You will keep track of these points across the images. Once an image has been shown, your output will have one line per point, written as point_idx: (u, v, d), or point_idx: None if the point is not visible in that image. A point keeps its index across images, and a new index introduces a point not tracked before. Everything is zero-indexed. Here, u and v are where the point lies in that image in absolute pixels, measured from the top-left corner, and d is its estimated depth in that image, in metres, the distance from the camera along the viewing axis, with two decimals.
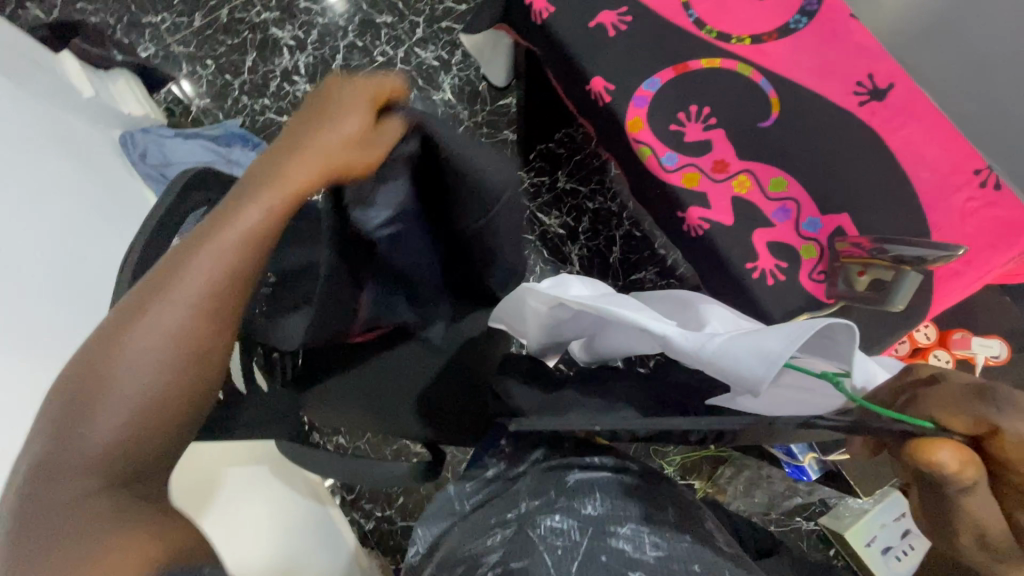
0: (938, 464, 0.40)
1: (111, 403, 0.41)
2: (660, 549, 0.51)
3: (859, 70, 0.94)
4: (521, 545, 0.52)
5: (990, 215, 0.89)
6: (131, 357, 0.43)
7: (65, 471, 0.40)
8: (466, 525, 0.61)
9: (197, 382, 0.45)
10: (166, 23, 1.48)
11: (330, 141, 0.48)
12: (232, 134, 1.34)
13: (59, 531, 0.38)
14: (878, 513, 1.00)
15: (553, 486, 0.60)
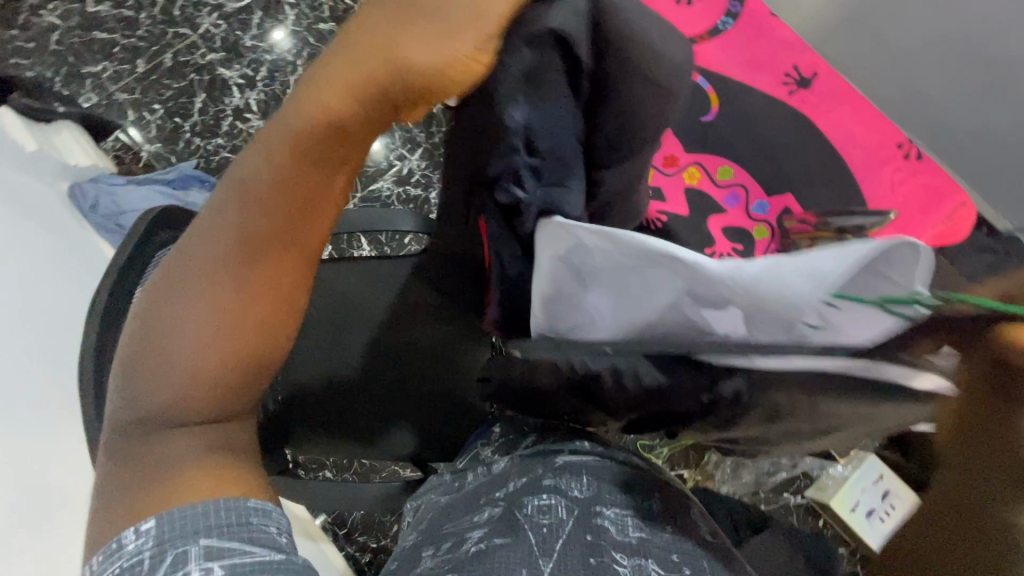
0: (1020, 346, 0.31)
1: (180, 342, 0.45)
2: (642, 531, 0.53)
3: (785, 63, 0.99)
4: (507, 522, 0.54)
5: (920, 183, 0.92)
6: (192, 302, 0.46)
7: (155, 394, 0.46)
8: (455, 497, 0.62)
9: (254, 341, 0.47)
10: (108, 72, 1.45)
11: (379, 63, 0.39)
12: (187, 176, 1.32)
13: (142, 447, 0.45)
14: (858, 479, 1.04)
15: (542, 464, 0.61)
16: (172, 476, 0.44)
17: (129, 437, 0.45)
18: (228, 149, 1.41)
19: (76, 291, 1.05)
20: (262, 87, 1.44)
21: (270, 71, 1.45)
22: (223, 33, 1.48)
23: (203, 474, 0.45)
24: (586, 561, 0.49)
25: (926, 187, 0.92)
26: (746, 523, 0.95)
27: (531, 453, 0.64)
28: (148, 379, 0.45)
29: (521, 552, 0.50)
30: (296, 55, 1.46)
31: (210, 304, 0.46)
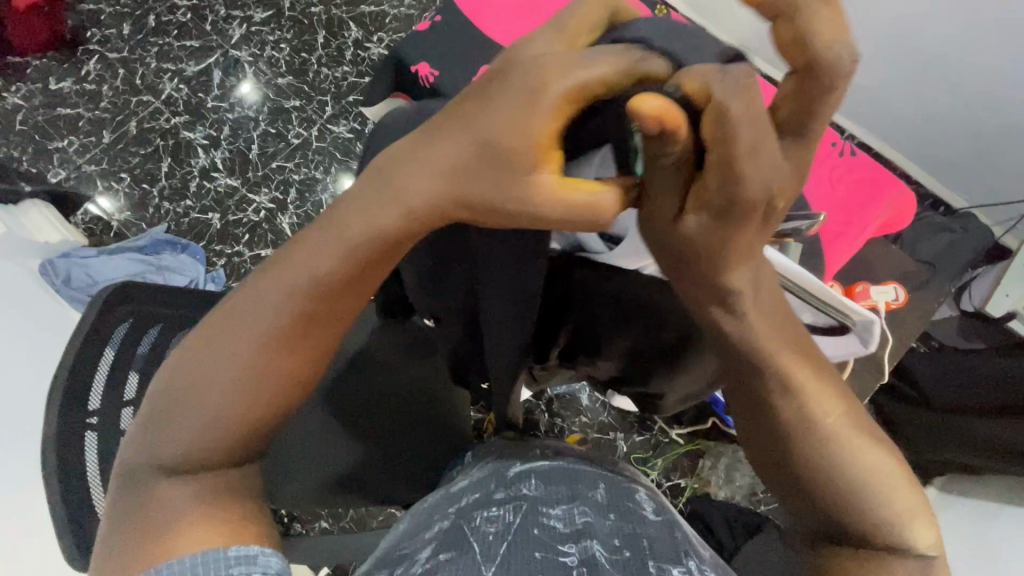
0: (640, 112, 0.33)
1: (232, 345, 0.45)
2: (588, 521, 0.53)
3: None
4: (454, 536, 0.53)
5: (858, 180, 0.72)
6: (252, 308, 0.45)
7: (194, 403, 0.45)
8: (410, 523, 0.60)
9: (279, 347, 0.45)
10: (74, 146, 1.48)
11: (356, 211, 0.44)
12: (158, 241, 1.34)
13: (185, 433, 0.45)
14: None
15: (496, 480, 0.62)
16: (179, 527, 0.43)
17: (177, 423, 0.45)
18: (197, 209, 1.42)
19: (53, 366, 1.04)
20: (226, 145, 1.46)
21: (233, 128, 1.48)
22: (185, 96, 1.51)
23: (202, 524, 0.43)
24: (532, 556, 0.49)
25: (864, 183, 0.72)
26: (743, 529, 0.95)
27: (488, 471, 0.66)
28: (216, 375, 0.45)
29: (464, 559, 0.49)
30: (257, 110, 1.49)
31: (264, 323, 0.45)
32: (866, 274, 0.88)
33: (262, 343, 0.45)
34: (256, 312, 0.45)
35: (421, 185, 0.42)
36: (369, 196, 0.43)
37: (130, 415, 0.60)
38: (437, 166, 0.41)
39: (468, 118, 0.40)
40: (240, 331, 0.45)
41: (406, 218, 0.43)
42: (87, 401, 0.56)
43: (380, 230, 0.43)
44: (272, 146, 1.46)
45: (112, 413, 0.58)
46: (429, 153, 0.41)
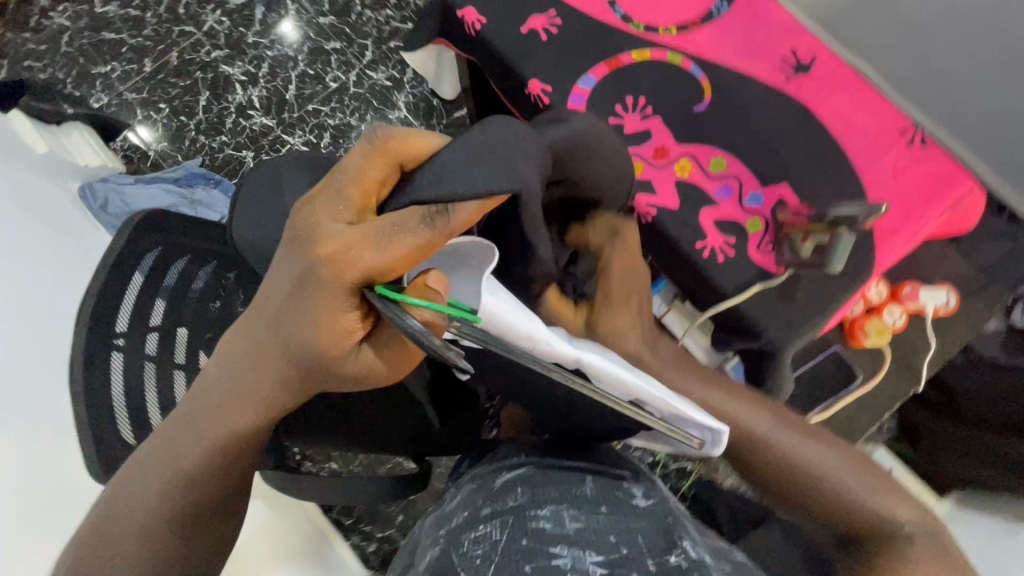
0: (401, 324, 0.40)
1: (149, 476, 0.51)
2: (578, 522, 0.53)
3: (783, 45, 0.71)
4: (441, 566, 0.52)
5: (927, 171, 0.66)
6: (159, 450, 0.51)
7: (127, 520, 0.50)
8: (415, 556, 0.62)
9: (198, 477, 0.51)
10: (116, 72, 1.48)
11: (218, 393, 0.50)
12: (193, 174, 1.35)
13: (116, 547, 0.49)
14: None
15: (483, 495, 0.61)
16: None
17: (104, 539, 0.50)
18: (232, 146, 1.42)
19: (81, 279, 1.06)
20: (264, 83, 1.45)
21: (272, 67, 1.46)
22: (226, 30, 1.49)
23: None
24: (522, 568, 0.48)
25: (934, 176, 0.66)
26: (745, 519, 0.96)
27: (472, 490, 0.65)
28: (149, 489, 0.50)
29: None
30: (297, 49, 1.46)
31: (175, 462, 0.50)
32: (913, 275, 0.84)
33: (181, 473, 0.51)
34: (145, 490, 0.50)
35: (261, 387, 0.48)
36: (232, 383, 0.49)
37: (157, 340, 0.61)
38: (268, 369, 0.47)
39: (280, 331, 0.45)
40: (155, 474, 0.50)
41: (260, 401, 0.49)
42: (113, 323, 0.57)
43: (232, 415, 0.49)
44: (309, 88, 1.44)
45: (138, 338, 0.59)
46: (264, 352, 0.47)
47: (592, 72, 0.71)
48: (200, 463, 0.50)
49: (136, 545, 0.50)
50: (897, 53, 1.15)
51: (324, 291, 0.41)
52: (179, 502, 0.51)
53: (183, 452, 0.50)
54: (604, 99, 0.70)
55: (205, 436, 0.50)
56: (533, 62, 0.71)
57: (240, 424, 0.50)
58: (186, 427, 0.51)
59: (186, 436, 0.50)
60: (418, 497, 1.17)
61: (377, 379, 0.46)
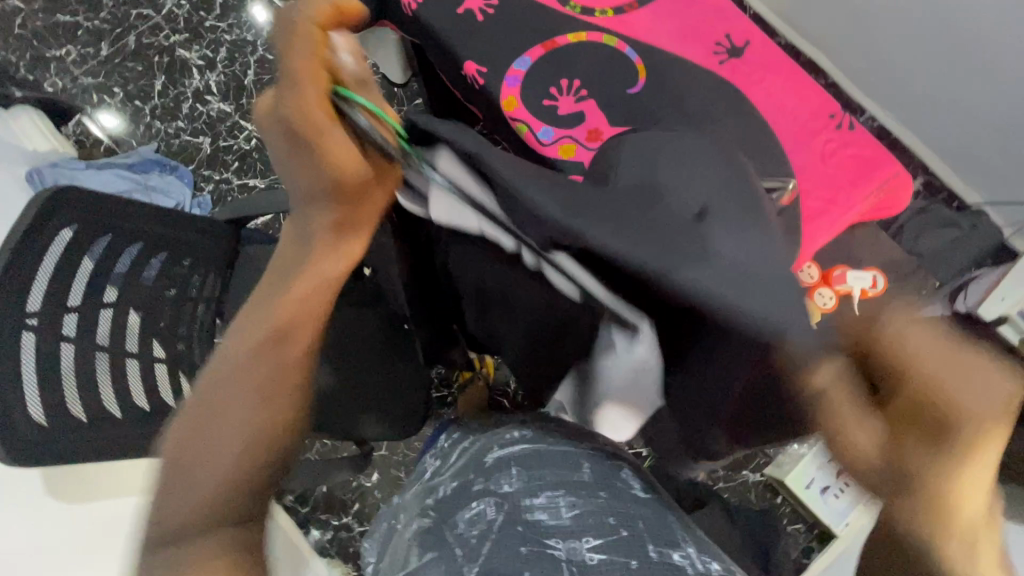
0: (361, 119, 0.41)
1: (213, 420, 0.51)
2: (575, 509, 0.54)
3: (717, 31, 0.72)
4: (436, 539, 0.54)
5: (853, 155, 0.68)
6: (216, 391, 0.52)
7: (193, 470, 0.50)
8: (403, 528, 0.64)
9: (276, 414, 0.51)
10: (72, 55, 1.44)
11: (255, 325, 0.50)
12: (147, 160, 1.32)
13: (181, 497, 0.50)
14: (815, 455, 1.08)
15: (475, 471, 0.63)
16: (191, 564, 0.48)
17: (167, 493, 0.50)
18: (189, 132, 1.40)
19: None
20: (222, 68, 1.42)
21: (231, 51, 1.43)
22: (185, 13, 1.46)
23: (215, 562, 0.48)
24: (517, 550, 0.48)
25: (859, 160, 0.68)
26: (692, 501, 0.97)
27: (458, 467, 0.67)
28: (218, 436, 0.51)
29: (444, 564, 0.49)
30: (257, 34, 1.44)
31: (230, 403, 0.51)
32: (849, 258, 0.86)
33: (247, 411, 0.51)
34: (227, 432, 0.51)
35: (286, 312, 0.49)
36: (264, 314, 0.50)
37: (75, 322, 0.60)
38: (293, 291, 0.49)
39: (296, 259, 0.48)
40: (228, 416, 0.51)
41: (286, 307, 0.49)
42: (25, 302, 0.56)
43: (253, 332, 0.51)
44: (269, 74, 1.41)
45: (52, 316, 0.58)
46: (288, 262, 0.49)
47: (527, 54, 0.70)
48: (277, 391, 0.51)
49: (193, 506, 0.49)
50: (850, 44, 1.17)
51: (289, 142, 0.41)
52: (241, 440, 0.51)
53: (239, 385, 0.51)
54: (539, 81, 0.70)
55: (244, 370, 0.51)
56: (469, 43, 0.71)
57: (287, 351, 0.50)
58: (229, 365, 0.51)
59: (228, 375, 0.51)
60: (375, 483, 1.17)
61: (375, 196, 0.45)
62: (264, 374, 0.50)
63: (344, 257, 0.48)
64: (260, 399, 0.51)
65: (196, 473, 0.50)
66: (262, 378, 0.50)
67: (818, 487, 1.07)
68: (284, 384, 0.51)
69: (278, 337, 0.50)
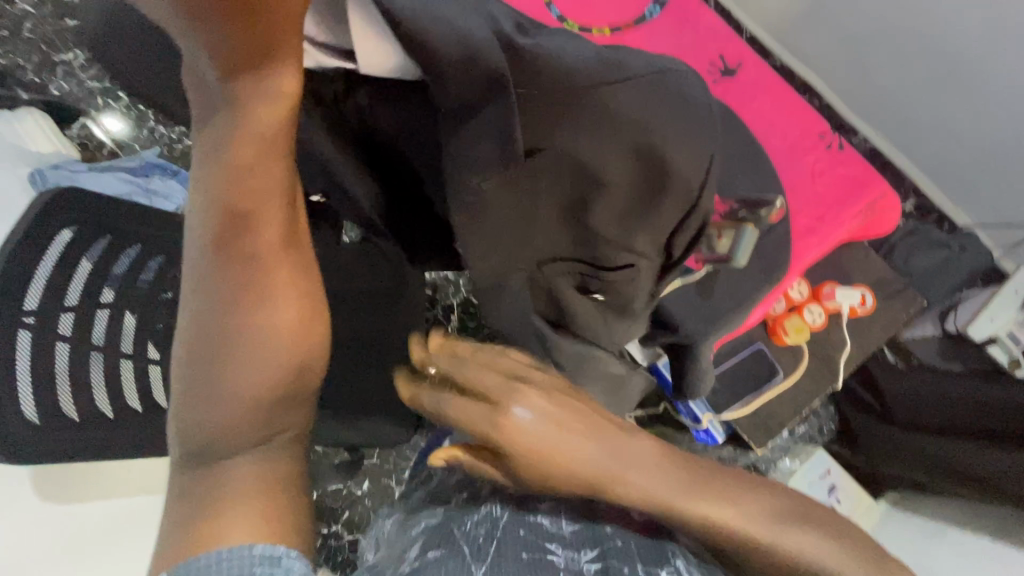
0: None
1: (210, 328, 0.41)
2: (575, 522, 0.58)
3: (710, 52, 0.74)
4: (445, 537, 0.60)
5: (842, 174, 0.70)
6: (205, 288, 0.41)
7: (205, 394, 0.40)
8: (404, 525, 0.71)
9: (285, 323, 0.42)
10: (79, 60, 1.46)
11: (239, 197, 0.41)
12: (149, 164, 1.33)
13: (205, 417, 0.40)
14: (806, 471, 1.08)
15: (481, 479, 0.69)
16: (229, 508, 0.40)
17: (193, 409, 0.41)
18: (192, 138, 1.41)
19: None
20: None
21: None
22: None
23: (254, 515, 0.40)
24: (520, 554, 0.54)
25: (848, 179, 0.69)
26: None
27: (473, 471, 0.74)
28: (228, 346, 0.40)
29: (452, 560, 0.55)
30: None
31: (225, 304, 0.41)
32: (839, 275, 0.88)
33: (241, 315, 0.41)
34: (235, 340, 0.40)
35: (275, 198, 0.41)
36: (257, 192, 0.41)
37: (72, 320, 0.61)
38: (282, 173, 0.42)
39: (266, 151, 0.41)
40: (228, 322, 0.41)
41: (237, 182, 0.40)
42: (24, 300, 0.57)
43: (203, 222, 0.41)
44: None
45: (50, 314, 0.58)
46: (221, 128, 0.41)
47: None
48: (277, 292, 0.42)
49: (230, 427, 0.41)
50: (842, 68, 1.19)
51: None
52: (257, 351, 0.41)
53: (232, 281, 0.41)
54: None
55: (243, 261, 0.41)
56: None
57: (287, 234, 0.42)
58: (227, 253, 0.41)
59: (226, 261, 0.41)
60: (366, 491, 1.17)
61: (287, 45, 0.39)
62: (268, 266, 0.41)
63: (275, 114, 0.40)
64: (265, 299, 0.41)
65: (215, 389, 0.40)
66: (260, 272, 0.41)
67: None
68: (284, 268, 0.42)
69: (237, 226, 0.41)
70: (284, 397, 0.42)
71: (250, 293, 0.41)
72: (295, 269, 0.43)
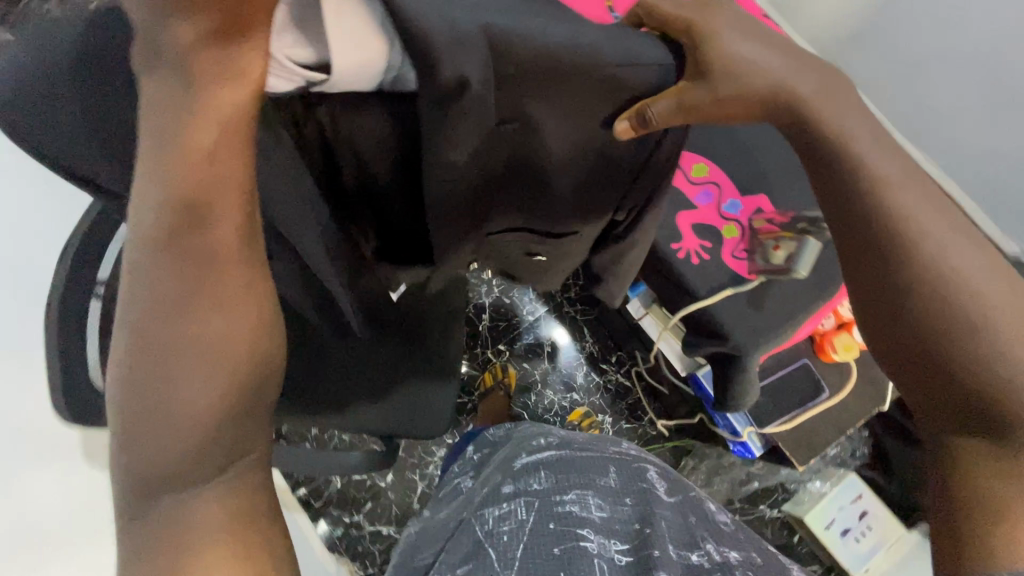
0: None
1: (157, 338, 0.39)
2: (603, 511, 0.55)
3: None
4: (470, 547, 0.53)
5: None
6: (141, 294, 0.39)
7: (161, 413, 0.39)
8: (432, 531, 0.66)
9: (239, 327, 0.40)
10: None
11: (176, 193, 0.37)
12: None
13: (156, 439, 0.39)
14: (837, 495, 1.06)
15: (503, 474, 0.65)
16: (187, 531, 0.39)
17: (142, 428, 0.39)
18: None
19: None
20: None
21: None
22: None
23: (214, 535, 0.39)
24: (551, 551, 0.49)
25: None
26: None
27: (486, 475, 0.70)
28: (182, 361, 0.39)
29: (482, 568, 0.49)
30: None
31: (167, 314, 0.38)
32: None
33: (190, 318, 0.39)
34: (180, 353, 0.39)
35: (222, 191, 0.38)
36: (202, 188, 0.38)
37: None
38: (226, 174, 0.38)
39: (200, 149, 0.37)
40: (175, 333, 0.39)
41: (192, 177, 0.37)
42: (96, 268, 0.59)
43: (152, 215, 0.38)
44: None
45: None
46: (163, 126, 0.36)
47: None
48: (222, 295, 0.39)
49: (186, 447, 0.39)
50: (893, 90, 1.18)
51: None
52: (205, 364, 0.39)
53: (175, 281, 0.38)
54: None
55: (195, 265, 0.39)
56: None
57: (229, 235, 0.39)
58: (171, 257, 0.38)
59: (167, 268, 0.38)
60: (389, 483, 1.18)
61: (252, 22, 0.35)
62: (219, 264, 0.39)
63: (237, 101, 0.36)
64: (211, 302, 0.39)
65: (170, 404, 0.39)
66: (208, 272, 0.39)
67: (838, 527, 1.04)
68: (233, 272, 0.40)
69: (190, 221, 0.38)
70: (234, 408, 0.40)
71: (193, 302, 0.39)
72: (236, 272, 0.40)
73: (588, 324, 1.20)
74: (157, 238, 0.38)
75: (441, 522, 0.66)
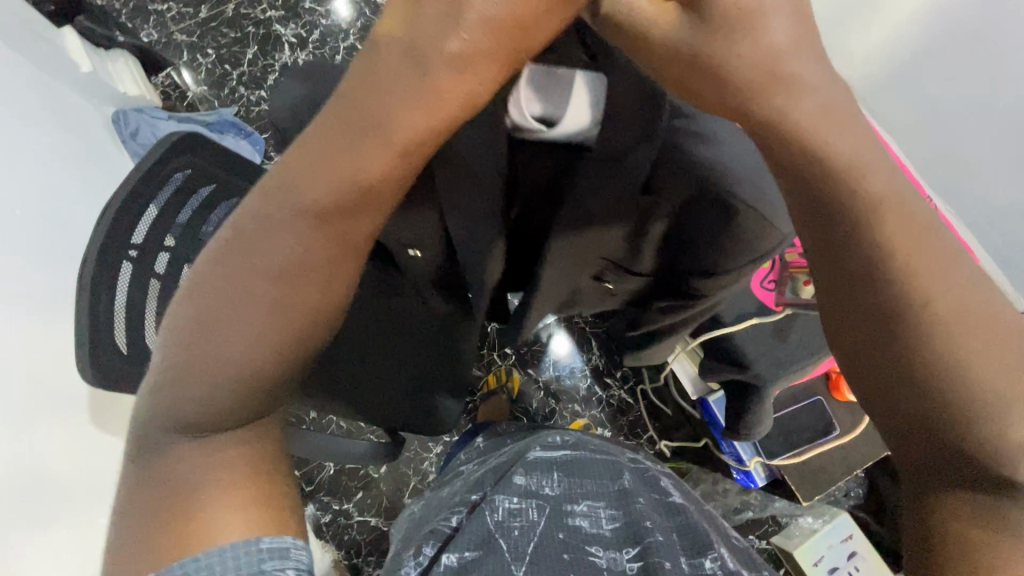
0: None
1: (252, 278, 0.41)
2: (616, 522, 0.54)
3: None
4: (479, 533, 0.53)
5: None
6: (261, 224, 0.41)
7: (218, 350, 0.40)
8: (435, 515, 0.65)
9: (317, 306, 0.42)
10: (172, 12, 1.49)
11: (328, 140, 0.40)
12: (225, 121, 1.37)
13: (206, 369, 0.41)
14: (827, 533, 1.05)
15: (515, 468, 0.64)
16: (191, 484, 0.40)
17: (197, 353, 0.41)
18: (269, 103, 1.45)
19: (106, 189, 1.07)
20: (312, 49, 1.48)
21: (323, 35, 1.49)
22: None
23: (224, 494, 0.40)
24: (561, 558, 0.50)
25: None
26: None
27: (492, 468, 0.68)
28: (255, 311, 0.41)
29: (493, 559, 0.49)
30: (351, 24, 1.49)
31: (280, 255, 0.40)
32: None
33: (284, 270, 0.41)
34: (262, 303, 0.41)
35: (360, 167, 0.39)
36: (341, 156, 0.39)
37: (166, 260, 0.65)
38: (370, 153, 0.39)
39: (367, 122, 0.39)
40: (262, 281, 0.41)
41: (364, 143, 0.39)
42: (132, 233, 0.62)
43: (301, 158, 0.41)
44: None
45: (151, 250, 0.63)
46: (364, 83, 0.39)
47: None
48: (320, 268, 0.41)
49: (220, 392, 0.41)
50: None
51: None
52: (282, 326, 0.41)
53: (289, 232, 0.41)
54: None
55: (309, 224, 0.40)
56: None
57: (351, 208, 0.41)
58: (292, 204, 0.40)
59: (286, 216, 0.40)
60: (382, 475, 1.17)
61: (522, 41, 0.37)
62: (329, 236, 0.41)
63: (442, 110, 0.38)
64: (308, 261, 0.41)
65: (229, 346, 0.40)
66: (320, 234, 0.41)
67: (827, 565, 1.03)
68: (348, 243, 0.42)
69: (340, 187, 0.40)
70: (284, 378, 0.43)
71: (295, 255, 0.41)
72: (331, 263, 0.42)
73: (598, 338, 1.20)
74: (294, 172, 0.41)
75: (444, 505, 0.66)
